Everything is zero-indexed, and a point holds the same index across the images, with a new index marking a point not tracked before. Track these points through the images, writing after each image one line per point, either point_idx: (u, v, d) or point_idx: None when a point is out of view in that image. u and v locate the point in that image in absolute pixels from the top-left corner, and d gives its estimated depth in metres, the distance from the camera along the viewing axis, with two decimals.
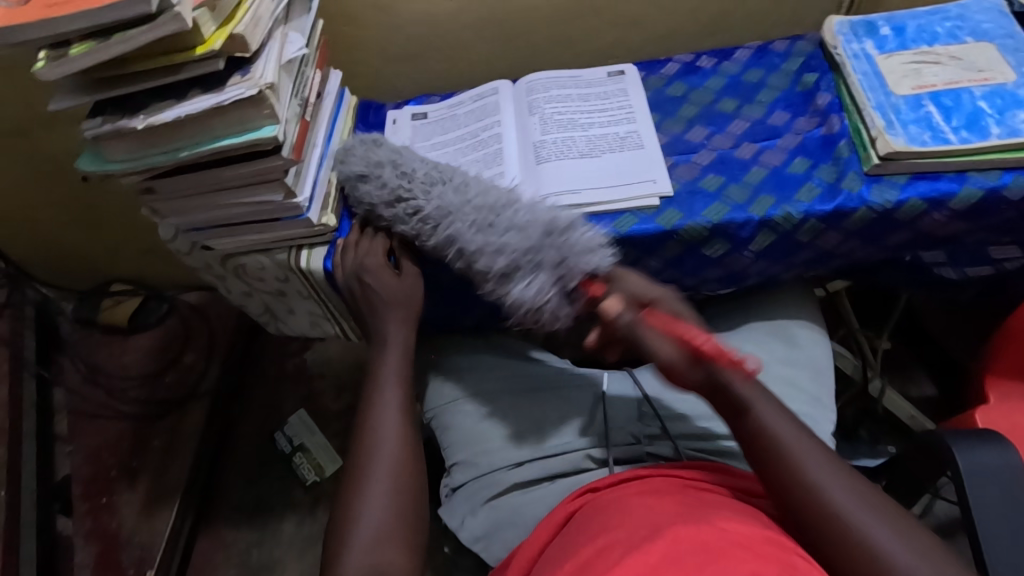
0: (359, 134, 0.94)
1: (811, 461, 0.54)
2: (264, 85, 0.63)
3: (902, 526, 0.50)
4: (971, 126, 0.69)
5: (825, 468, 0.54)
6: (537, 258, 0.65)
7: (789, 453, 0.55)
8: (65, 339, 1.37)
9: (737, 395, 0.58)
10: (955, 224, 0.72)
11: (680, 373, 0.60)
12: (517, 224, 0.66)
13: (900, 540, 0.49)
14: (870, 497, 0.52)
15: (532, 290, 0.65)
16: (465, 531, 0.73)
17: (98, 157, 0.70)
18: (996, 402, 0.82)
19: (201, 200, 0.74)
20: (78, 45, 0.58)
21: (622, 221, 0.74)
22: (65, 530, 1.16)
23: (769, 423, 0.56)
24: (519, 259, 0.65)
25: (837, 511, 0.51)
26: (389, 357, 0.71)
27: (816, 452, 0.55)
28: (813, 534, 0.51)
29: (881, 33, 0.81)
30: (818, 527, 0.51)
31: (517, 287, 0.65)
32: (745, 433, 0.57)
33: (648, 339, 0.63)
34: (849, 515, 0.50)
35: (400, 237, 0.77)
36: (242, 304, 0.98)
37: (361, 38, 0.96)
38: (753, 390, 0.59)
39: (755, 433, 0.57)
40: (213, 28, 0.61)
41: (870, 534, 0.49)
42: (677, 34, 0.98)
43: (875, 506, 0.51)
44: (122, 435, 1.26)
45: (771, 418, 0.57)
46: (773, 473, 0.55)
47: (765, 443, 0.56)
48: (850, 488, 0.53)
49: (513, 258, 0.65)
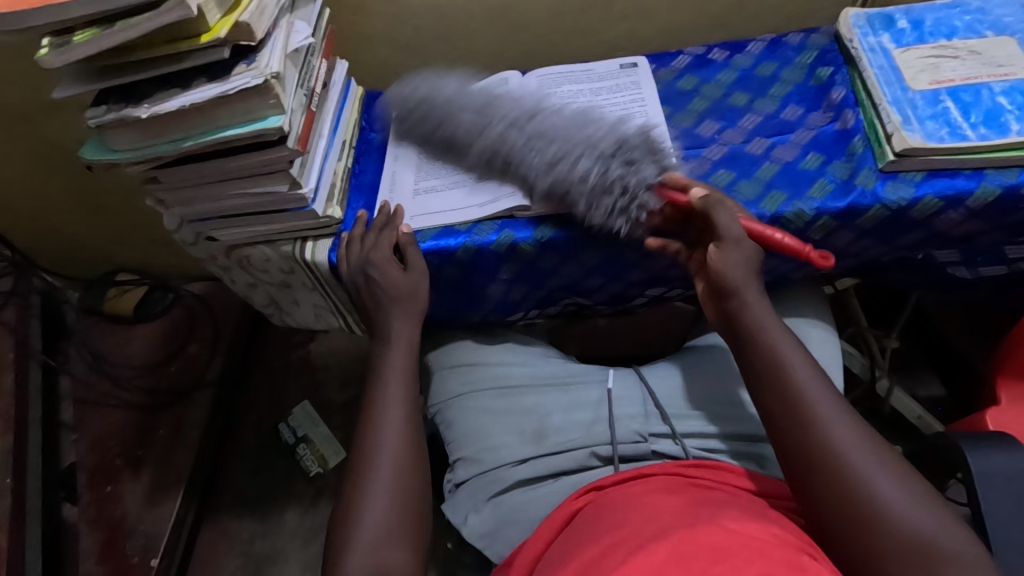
0: (365, 126, 0.93)
1: (821, 407, 0.55)
2: (270, 74, 0.62)
3: (902, 478, 0.51)
4: (990, 122, 0.68)
5: (835, 416, 0.54)
6: (634, 153, 0.71)
7: (802, 396, 0.55)
8: (71, 327, 1.37)
9: (765, 340, 0.60)
10: (971, 223, 0.71)
11: (728, 271, 0.63)
12: (596, 139, 0.73)
13: (896, 493, 0.49)
14: (876, 446, 0.53)
15: (631, 177, 0.69)
16: (467, 528, 0.72)
17: (102, 147, 0.69)
18: (1008, 404, 0.80)
19: (206, 191, 0.74)
20: (81, 32, 0.57)
21: (696, 170, 0.77)
22: (68, 517, 1.16)
23: (793, 369, 0.57)
24: (602, 167, 0.70)
25: (832, 457, 0.52)
26: (392, 355, 0.71)
27: (827, 396, 0.56)
28: (804, 473, 0.53)
29: (898, 26, 0.80)
30: (809, 471, 0.52)
31: (616, 180, 0.69)
32: (764, 371, 0.59)
33: (721, 216, 0.65)
34: (843, 457, 0.51)
35: (406, 229, 0.75)
36: (247, 295, 0.97)
37: (369, 26, 0.95)
38: (782, 336, 0.60)
39: (771, 373, 0.58)
40: (217, 16, 0.60)
41: (863, 482, 0.50)
42: (689, 27, 0.97)
43: (877, 453, 0.52)
44: (126, 424, 1.26)
45: (795, 364, 0.58)
46: (780, 416, 0.56)
47: (780, 381, 0.57)
48: (857, 437, 0.53)
49: (600, 162, 0.70)
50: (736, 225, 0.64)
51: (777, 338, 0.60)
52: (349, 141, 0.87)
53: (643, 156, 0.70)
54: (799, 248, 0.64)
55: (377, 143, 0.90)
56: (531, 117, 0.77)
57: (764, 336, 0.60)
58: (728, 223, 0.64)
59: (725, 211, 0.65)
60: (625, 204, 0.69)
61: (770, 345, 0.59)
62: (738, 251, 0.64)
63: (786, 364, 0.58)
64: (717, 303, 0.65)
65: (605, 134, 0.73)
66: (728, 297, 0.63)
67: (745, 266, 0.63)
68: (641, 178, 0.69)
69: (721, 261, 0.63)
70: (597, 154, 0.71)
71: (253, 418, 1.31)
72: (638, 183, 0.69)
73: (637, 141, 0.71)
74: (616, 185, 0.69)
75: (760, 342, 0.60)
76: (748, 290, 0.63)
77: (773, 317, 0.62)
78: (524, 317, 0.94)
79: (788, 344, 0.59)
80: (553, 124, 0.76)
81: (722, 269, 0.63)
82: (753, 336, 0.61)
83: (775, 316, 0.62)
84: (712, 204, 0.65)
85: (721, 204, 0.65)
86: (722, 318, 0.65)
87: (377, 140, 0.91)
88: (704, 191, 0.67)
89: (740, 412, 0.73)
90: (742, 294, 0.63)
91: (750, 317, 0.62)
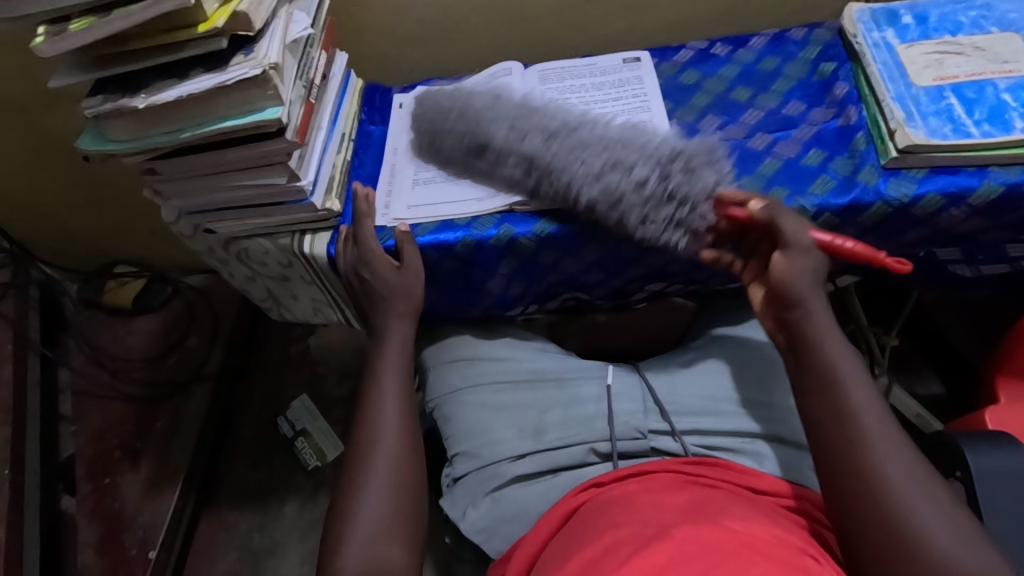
0: (365, 119, 0.92)
1: (879, 436, 0.54)
2: (268, 64, 0.61)
3: (949, 510, 0.50)
4: (994, 119, 0.67)
5: (890, 442, 0.53)
6: (693, 159, 0.69)
7: (857, 420, 0.55)
8: (70, 320, 1.36)
9: (823, 359, 0.59)
10: (974, 221, 0.70)
11: (790, 283, 0.62)
12: (652, 146, 0.71)
13: (943, 526, 0.49)
14: (928, 479, 0.52)
15: (692, 187, 0.68)
16: (466, 523, 0.72)
17: (99, 137, 0.69)
18: (1007, 403, 0.80)
19: (203, 183, 0.73)
20: (78, 21, 0.57)
21: None
22: (68, 510, 1.16)
23: (851, 391, 0.57)
24: (659, 179, 0.68)
25: (878, 481, 0.51)
26: (387, 353, 0.71)
27: (887, 424, 0.55)
28: (843, 492, 0.53)
29: (902, 21, 0.79)
30: (853, 494, 0.52)
31: (676, 190, 0.68)
32: (819, 392, 0.58)
33: (785, 223, 0.63)
34: (889, 484, 0.51)
35: (404, 227, 0.74)
36: (246, 289, 0.97)
37: (368, 18, 0.94)
38: (844, 356, 0.59)
39: (825, 394, 0.57)
40: (215, 5, 0.60)
41: (910, 509, 0.50)
42: (691, 21, 0.96)
43: (926, 486, 0.51)
44: (124, 417, 1.26)
45: (853, 388, 0.57)
46: (830, 437, 0.56)
47: (835, 400, 0.57)
48: (909, 467, 0.52)
49: (652, 173, 0.68)
50: (805, 232, 0.63)
51: (839, 356, 0.59)
52: (348, 133, 0.87)
53: (705, 164, 0.69)
54: (871, 255, 0.61)
55: (377, 136, 0.90)
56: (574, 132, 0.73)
57: (826, 353, 0.59)
58: (794, 231, 0.63)
59: (789, 218, 0.64)
60: (686, 213, 0.68)
61: (831, 368, 0.58)
62: (801, 260, 0.63)
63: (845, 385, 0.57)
64: (776, 311, 0.64)
65: (659, 141, 0.71)
66: (790, 306, 0.63)
67: (811, 276, 0.63)
68: (700, 187, 0.68)
69: (788, 268, 0.63)
70: (653, 160, 0.69)
71: (251, 411, 1.30)
72: (699, 191, 0.68)
73: (687, 153, 0.69)
74: (676, 193, 0.68)
75: (819, 362, 0.59)
76: (814, 302, 0.62)
77: (838, 334, 0.61)
78: (523, 313, 0.94)
79: (848, 365, 0.59)
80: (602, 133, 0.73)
81: (788, 276, 0.62)
82: (810, 350, 0.60)
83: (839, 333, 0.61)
84: (776, 212, 0.64)
85: (784, 210, 0.64)
86: (780, 327, 0.64)
87: (377, 134, 0.90)
88: (764, 201, 0.65)
89: (740, 410, 0.73)
90: (806, 306, 0.62)
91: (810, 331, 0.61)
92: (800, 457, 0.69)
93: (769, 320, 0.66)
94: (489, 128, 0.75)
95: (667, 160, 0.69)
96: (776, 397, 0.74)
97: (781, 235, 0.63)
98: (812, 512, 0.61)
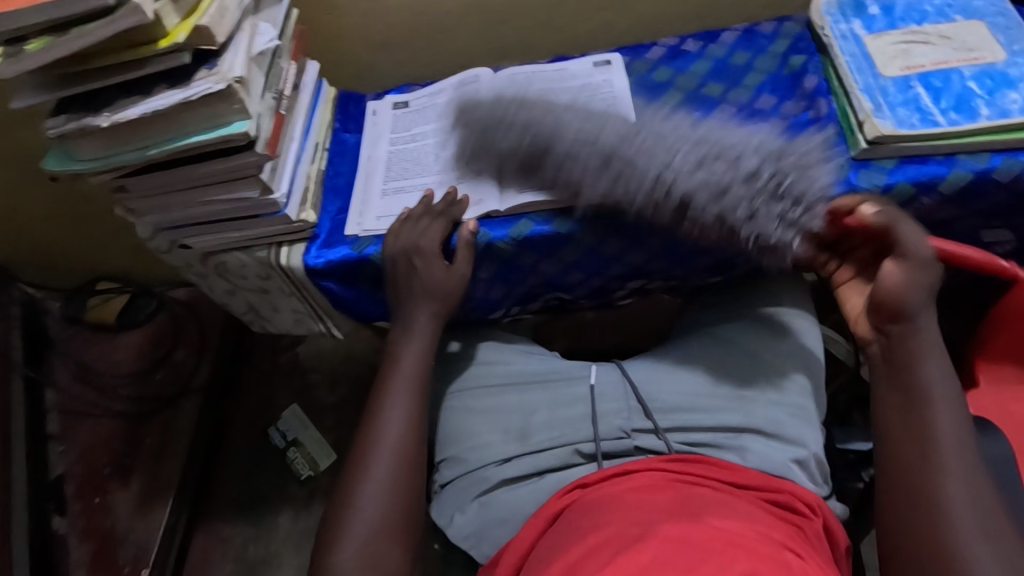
0: (339, 126, 0.92)
1: (957, 460, 0.56)
2: (232, 79, 0.61)
3: (1006, 550, 0.52)
4: (960, 107, 0.67)
5: (968, 470, 0.56)
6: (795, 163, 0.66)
7: (938, 444, 0.57)
8: (53, 338, 1.32)
9: (904, 369, 0.61)
10: (946, 209, 0.70)
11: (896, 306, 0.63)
12: (742, 154, 0.66)
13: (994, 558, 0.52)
14: (994, 515, 0.54)
15: (807, 188, 0.65)
16: (454, 529, 0.72)
17: (67, 158, 0.68)
18: (988, 386, 0.81)
19: (176, 198, 0.73)
20: (35, 42, 0.56)
21: None
22: (59, 529, 1.14)
23: (934, 413, 0.59)
24: (761, 187, 0.64)
25: (939, 500, 0.55)
26: (404, 358, 0.71)
27: (967, 452, 0.57)
28: (906, 497, 0.57)
29: (869, 12, 0.80)
30: (910, 504, 0.56)
31: (788, 188, 0.64)
32: (907, 403, 0.60)
33: (905, 236, 0.64)
34: (948, 505, 0.54)
35: (472, 225, 0.73)
36: (225, 302, 0.96)
37: (339, 24, 0.94)
38: (939, 373, 0.61)
39: (912, 401, 0.60)
40: (176, 20, 0.59)
41: (965, 540, 0.53)
42: (663, 18, 0.96)
43: (989, 520, 0.53)
44: (111, 435, 1.24)
45: (942, 407, 0.59)
46: (908, 446, 0.59)
47: (919, 416, 0.59)
48: (977, 499, 0.54)
49: (754, 190, 0.64)
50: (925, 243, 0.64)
51: (926, 370, 0.61)
52: (321, 142, 0.87)
53: (810, 165, 0.66)
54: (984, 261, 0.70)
55: (352, 144, 0.90)
56: (632, 177, 0.67)
57: (919, 371, 0.61)
58: (913, 243, 0.64)
59: (908, 228, 0.64)
60: (798, 212, 0.64)
61: (925, 384, 0.60)
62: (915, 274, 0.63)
63: (930, 401, 0.59)
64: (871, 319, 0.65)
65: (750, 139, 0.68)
66: (895, 320, 0.63)
67: (924, 289, 0.63)
68: (814, 188, 0.65)
69: (902, 279, 0.63)
70: (751, 163, 0.65)
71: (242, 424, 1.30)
72: (813, 191, 0.65)
73: (790, 151, 0.67)
74: (787, 192, 0.64)
75: (915, 376, 0.61)
76: (923, 318, 0.63)
77: (939, 352, 0.62)
78: (507, 314, 0.93)
79: (939, 385, 0.60)
80: (672, 134, 0.69)
81: (901, 289, 0.63)
82: (897, 359, 0.62)
83: (942, 355, 0.62)
84: (895, 222, 0.64)
85: (902, 219, 0.65)
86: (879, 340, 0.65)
87: (351, 142, 0.90)
88: (878, 206, 0.65)
89: (723, 405, 0.73)
90: (916, 322, 0.62)
91: (900, 342, 0.63)
92: (782, 450, 0.70)
93: (863, 325, 0.67)
94: (557, 118, 0.72)
95: (770, 166, 0.65)
96: (760, 391, 0.74)
97: (899, 243, 0.64)
98: (800, 505, 0.62)
